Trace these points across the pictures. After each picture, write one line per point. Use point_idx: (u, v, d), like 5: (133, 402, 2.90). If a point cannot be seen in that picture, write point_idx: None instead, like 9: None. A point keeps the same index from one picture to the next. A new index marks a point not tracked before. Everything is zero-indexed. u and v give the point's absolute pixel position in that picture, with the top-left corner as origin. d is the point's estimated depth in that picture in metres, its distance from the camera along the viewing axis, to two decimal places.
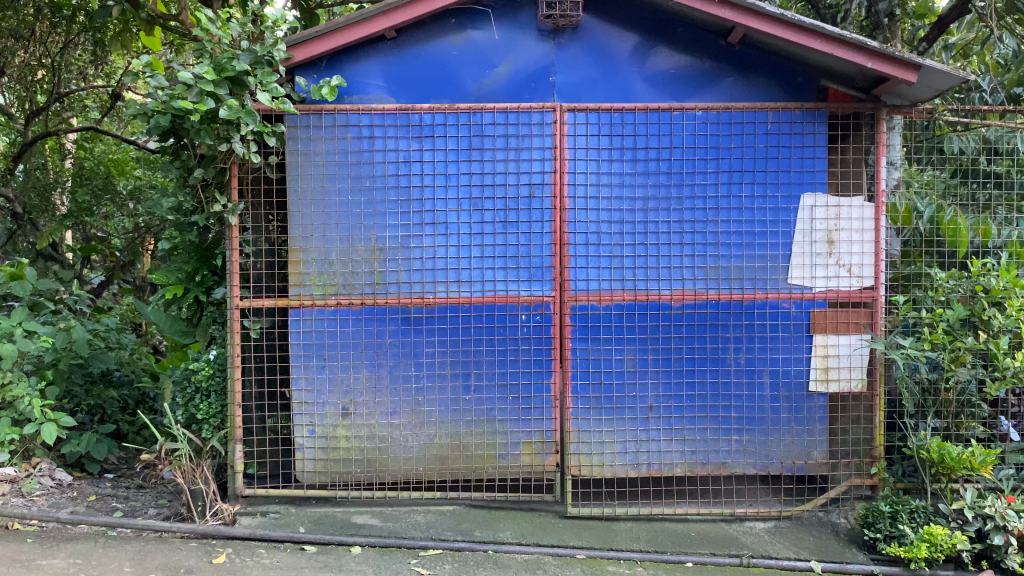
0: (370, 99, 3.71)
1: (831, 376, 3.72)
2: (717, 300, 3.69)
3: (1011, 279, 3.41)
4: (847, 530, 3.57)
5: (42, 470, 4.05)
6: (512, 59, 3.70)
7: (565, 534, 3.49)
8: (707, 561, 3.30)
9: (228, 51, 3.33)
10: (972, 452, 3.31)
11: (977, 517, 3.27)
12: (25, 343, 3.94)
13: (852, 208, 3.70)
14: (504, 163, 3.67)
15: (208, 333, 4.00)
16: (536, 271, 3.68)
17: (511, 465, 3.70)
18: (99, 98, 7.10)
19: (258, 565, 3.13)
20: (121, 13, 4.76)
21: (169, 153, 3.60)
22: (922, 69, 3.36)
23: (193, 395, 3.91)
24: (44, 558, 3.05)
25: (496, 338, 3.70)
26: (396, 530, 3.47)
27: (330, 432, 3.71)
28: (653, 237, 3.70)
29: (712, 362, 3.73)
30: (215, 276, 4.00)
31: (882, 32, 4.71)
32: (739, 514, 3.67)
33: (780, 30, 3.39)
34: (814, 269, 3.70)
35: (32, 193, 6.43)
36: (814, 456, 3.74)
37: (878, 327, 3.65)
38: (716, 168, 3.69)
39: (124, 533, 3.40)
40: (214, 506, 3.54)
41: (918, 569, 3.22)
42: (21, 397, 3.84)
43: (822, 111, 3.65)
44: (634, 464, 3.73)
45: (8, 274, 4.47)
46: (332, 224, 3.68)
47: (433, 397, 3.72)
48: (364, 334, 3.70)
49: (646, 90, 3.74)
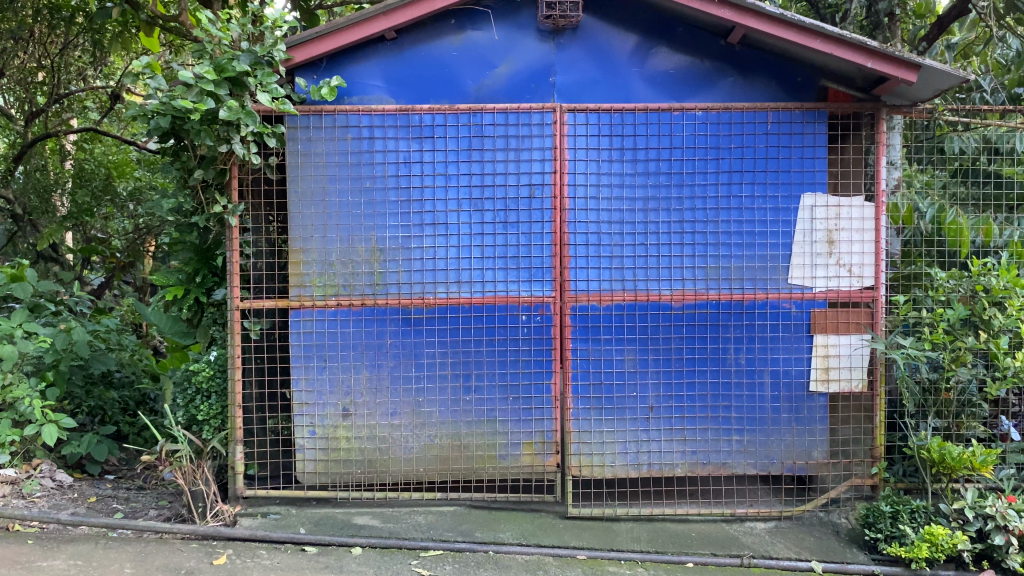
0: (370, 99, 3.71)
1: (832, 376, 3.71)
2: (717, 300, 3.69)
3: (1011, 279, 3.41)
4: (848, 530, 3.57)
5: (43, 471, 4.05)
6: (512, 60, 3.70)
7: (566, 534, 3.49)
8: (708, 561, 3.30)
9: (228, 51, 3.33)
10: (973, 452, 3.31)
11: (978, 517, 3.26)
12: (25, 344, 3.94)
13: (852, 207, 3.70)
14: (504, 163, 3.67)
15: (208, 334, 4.01)
16: (536, 271, 3.68)
17: (512, 465, 3.71)
18: (99, 99, 7.09)
19: (259, 566, 3.13)
20: (121, 14, 4.76)
21: (169, 154, 3.61)
22: (922, 69, 3.35)
23: (193, 396, 3.91)
24: (44, 559, 3.05)
25: (496, 338, 3.70)
26: (397, 531, 3.47)
27: (331, 433, 3.71)
28: (653, 237, 3.70)
29: (712, 362, 3.73)
30: (215, 276, 3.98)
31: (882, 32, 4.71)
32: (739, 514, 3.66)
33: (780, 30, 3.39)
34: (815, 269, 3.70)
35: (32, 194, 6.44)
36: (815, 456, 3.74)
37: (879, 327, 3.65)
38: (716, 168, 3.69)
39: (125, 534, 3.40)
40: (215, 507, 3.55)
41: (919, 569, 3.22)
42: (22, 398, 3.83)
43: (822, 111, 3.65)
44: (635, 465, 3.72)
45: (8, 274, 4.47)
46: (332, 225, 3.68)
47: (434, 398, 3.72)
48: (364, 335, 3.70)
49: (646, 90, 3.74)
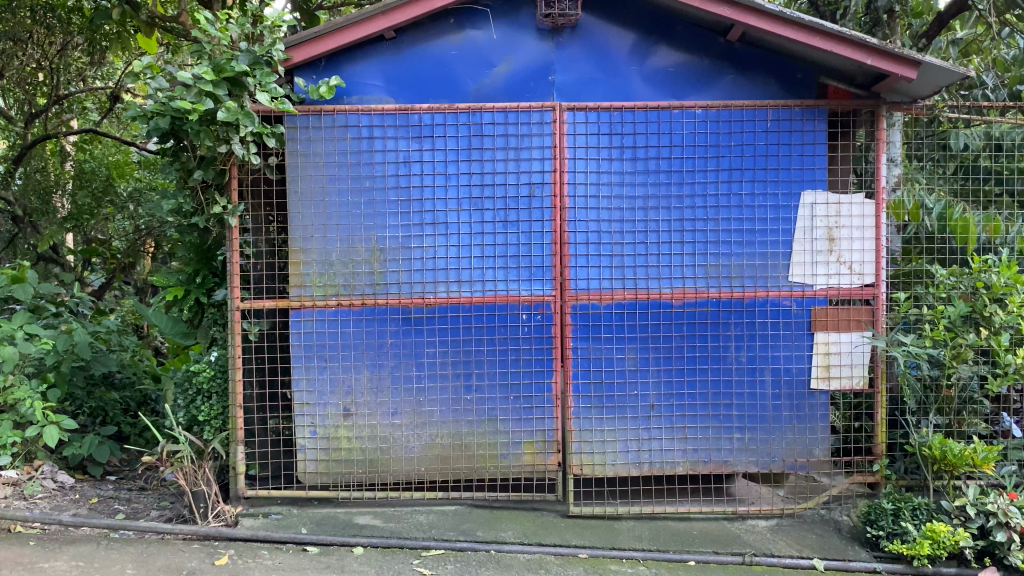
0: (369, 99, 3.71)
1: (833, 373, 3.71)
2: (718, 299, 3.69)
3: (1012, 275, 3.41)
4: (849, 527, 3.56)
5: (44, 472, 4.05)
6: (511, 59, 3.70)
7: (567, 533, 3.48)
8: (709, 559, 3.30)
9: (227, 52, 3.34)
10: (973, 449, 3.30)
11: (980, 514, 3.26)
12: (26, 345, 3.93)
13: (852, 205, 3.70)
14: (504, 163, 3.67)
15: (209, 334, 4.02)
16: (536, 270, 3.68)
17: (513, 464, 3.71)
18: (98, 100, 7.10)
19: (261, 566, 3.13)
20: (121, 15, 4.76)
21: (169, 154, 3.60)
22: (922, 65, 3.35)
23: (194, 396, 3.89)
24: (47, 561, 3.05)
25: (496, 338, 3.69)
26: (398, 530, 3.47)
27: (331, 433, 3.71)
28: (653, 235, 3.70)
29: (712, 360, 3.72)
30: (215, 277, 4.00)
31: (882, 28, 4.70)
32: (741, 512, 3.66)
33: (780, 28, 3.38)
34: (815, 267, 3.70)
35: (32, 196, 6.46)
36: (816, 454, 3.73)
37: (879, 325, 3.63)
38: (716, 166, 3.69)
39: (127, 535, 3.41)
40: (216, 507, 3.55)
41: (921, 567, 3.22)
42: (23, 399, 3.82)
43: (822, 108, 3.64)
44: (636, 463, 3.72)
45: (9, 276, 4.46)
46: (332, 225, 3.68)
47: (435, 398, 3.72)
48: (365, 335, 3.70)
49: (646, 89, 3.74)
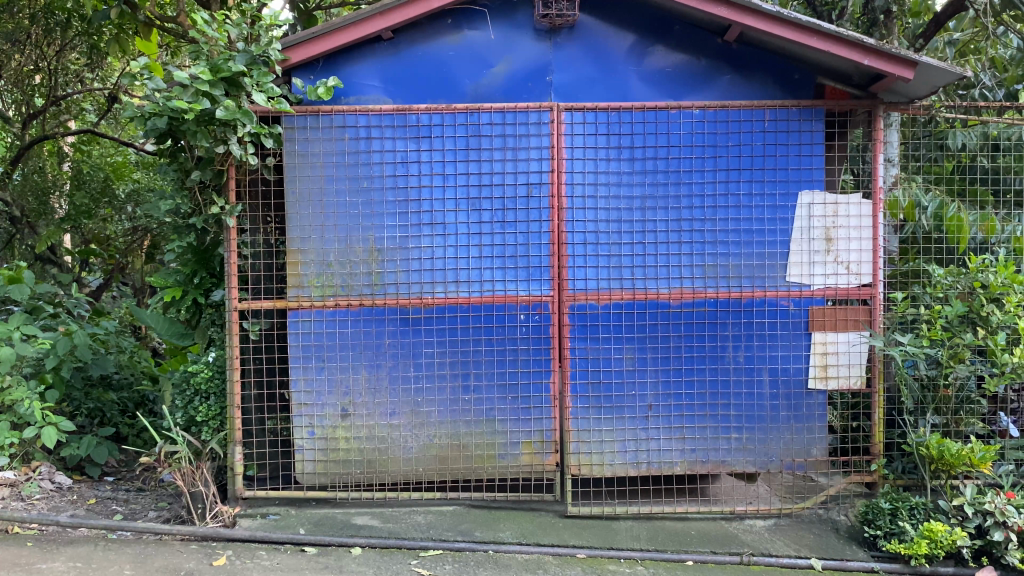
0: (367, 99, 3.71)
1: (830, 373, 3.71)
2: (715, 298, 3.70)
3: (1009, 275, 3.42)
4: (847, 527, 3.56)
5: (42, 473, 4.05)
6: (510, 59, 3.71)
7: (565, 533, 3.49)
8: (707, 559, 3.30)
9: (224, 52, 3.36)
10: (972, 448, 3.29)
11: (977, 513, 3.26)
12: (25, 346, 3.92)
13: (849, 205, 3.70)
14: (501, 163, 3.67)
15: (208, 335, 4.02)
16: (535, 270, 3.68)
17: (511, 465, 3.71)
18: (96, 101, 7.13)
19: (259, 567, 3.13)
20: (120, 16, 4.71)
21: (167, 155, 3.62)
22: (919, 65, 3.35)
23: (193, 397, 3.91)
24: (44, 562, 3.04)
25: (495, 337, 3.70)
26: (396, 531, 3.47)
27: (330, 433, 3.71)
28: (651, 235, 3.70)
29: (711, 360, 3.73)
30: (214, 278, 3.98)
31: (879, 29, 4.73)
32: (738, 512, 3.65)
33: (775, 27, 3.38)
34: (812, 266, 3.70)
35: (29, 197, 6.37)
36: (814, 453, 3.73)
37: (876, 324, 3.64)
38: (714, 165, 3.69)
39: (125, 536, 3.39)
40: (214, 508, 3.55)
41: (918, 566, 3.22)
42: (21, 400, 3.81)
43: (819, 108, 3.64)
44: (634, 463, 3.72)
45: (7, 276, 4.48)
46: (330, 225, 3.68)
47: (432, 398, 3.72)
48: (362, 336, 3.70)
49: (643, 89, 3.75)
